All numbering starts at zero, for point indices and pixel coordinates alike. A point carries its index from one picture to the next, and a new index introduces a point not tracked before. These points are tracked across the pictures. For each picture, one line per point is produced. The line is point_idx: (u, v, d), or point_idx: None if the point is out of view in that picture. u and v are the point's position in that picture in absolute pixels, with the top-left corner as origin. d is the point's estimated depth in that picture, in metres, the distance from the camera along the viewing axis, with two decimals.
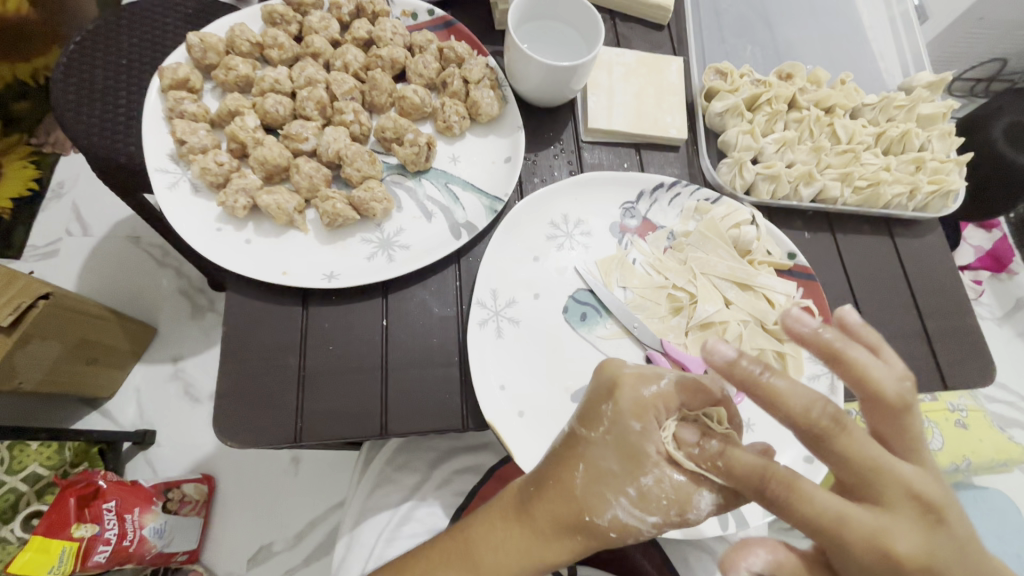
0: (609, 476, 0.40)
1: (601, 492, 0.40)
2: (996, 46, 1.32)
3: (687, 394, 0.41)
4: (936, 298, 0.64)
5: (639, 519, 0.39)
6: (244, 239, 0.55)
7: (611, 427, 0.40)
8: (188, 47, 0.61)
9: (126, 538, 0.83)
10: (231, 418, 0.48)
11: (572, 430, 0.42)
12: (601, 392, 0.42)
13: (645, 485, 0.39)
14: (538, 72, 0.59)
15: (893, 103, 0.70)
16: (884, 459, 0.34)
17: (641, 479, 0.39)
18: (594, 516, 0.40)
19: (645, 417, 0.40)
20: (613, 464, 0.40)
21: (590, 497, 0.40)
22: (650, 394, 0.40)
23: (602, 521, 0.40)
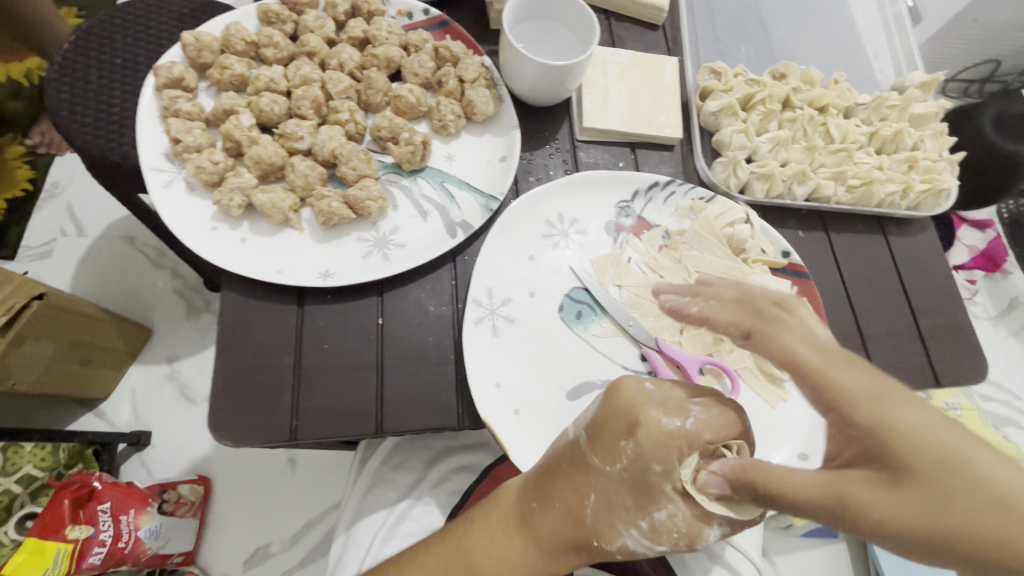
0: (621, 509, 0.39)
1: (612, 522, 0.40)
2: (991, 47, 1.34)
3: (711, 430, 0.38)
4: (929, 297, 0.64)
5: (647, 546, 0.40)
6: (239, 237, 0.55)
7: (629, 464, 0.39)
8: (183, 46, 0.61)
9: (121, 540, 0.84)
10: (225, 416, 0.48)
11: (585, 458, 0.41)
12: (620, 426, 0.39)
13: (658, 520, 0.39)
14: (533, 71, 0.59)
15: (885, 103, 0.70)
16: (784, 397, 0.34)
17: (653, 514, 0.39)
18: (601, 541, 0.40)
19: (667, 458, 0.37)
20: (625, 498, 0.39)
21: (600, 526, 0.40)
22: (676, 433, 0.38)
23: (609, 546, 0.41)
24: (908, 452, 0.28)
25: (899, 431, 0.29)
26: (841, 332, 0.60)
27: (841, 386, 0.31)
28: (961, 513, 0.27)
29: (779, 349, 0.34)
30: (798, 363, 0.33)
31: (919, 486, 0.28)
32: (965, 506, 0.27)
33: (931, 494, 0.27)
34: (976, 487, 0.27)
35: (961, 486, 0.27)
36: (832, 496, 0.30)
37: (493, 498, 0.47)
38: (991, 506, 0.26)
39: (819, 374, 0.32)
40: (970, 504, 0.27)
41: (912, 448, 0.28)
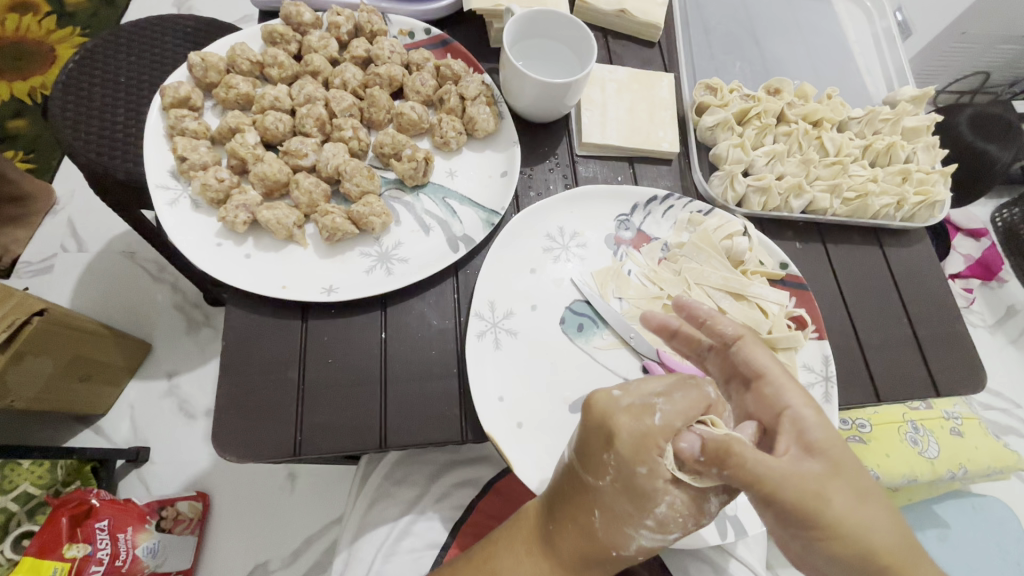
0: (624, 517, 0.40)
1: (622, 530, 0.41)
2: (980, 60, 1.37)
3: (683, 417, 0.39)
4: (926, 306, 0.65)
5: (662, 539, 0.41)
6: (244, 253, 0.56)
7: (617, 474, 0.39)
8: (189, 66, 0.62)
9: (119, 559, 0.82)
10: (231, 433, 0.48)
11: (580, 477, 0.42)
12: (598, 439, 0.40)
13: (661, 514, 0.40)
14: (533, 89, 0.60)
15: (878, 116, 0.72)
16: (772, 379, 0.46)
17: (655, 510, 0.39)
18: (619, 549, 0.42)
19: (648, 459, 0.38)
20: (626, 505, 0.40)
21: (613, 537, 0.42)
22: (648, 431, 0.38)
23: (627, 550, 0.43)
24: (836, 458, 0.40)
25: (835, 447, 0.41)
26: (840, 341, 0.61)
27: (792, 400, 0.44)
28: (859, 507, 0.39)
29: (753, 361, 0.47)
30: (765, 372, 0.46)
31: (845, 486, 0.39)
32: (863, 505, 0.40)
33: (848, 493, 0.39)
34: (869, 488, 0.41)
35: (863, 487, 0.40)
36: (796, 481, 0.38)
37: (516, 518, 0.48)
38: (871, 504, 0.40)
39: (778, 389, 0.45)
40: (867, 503, 0.40)
41: (841, 456, 0.41)
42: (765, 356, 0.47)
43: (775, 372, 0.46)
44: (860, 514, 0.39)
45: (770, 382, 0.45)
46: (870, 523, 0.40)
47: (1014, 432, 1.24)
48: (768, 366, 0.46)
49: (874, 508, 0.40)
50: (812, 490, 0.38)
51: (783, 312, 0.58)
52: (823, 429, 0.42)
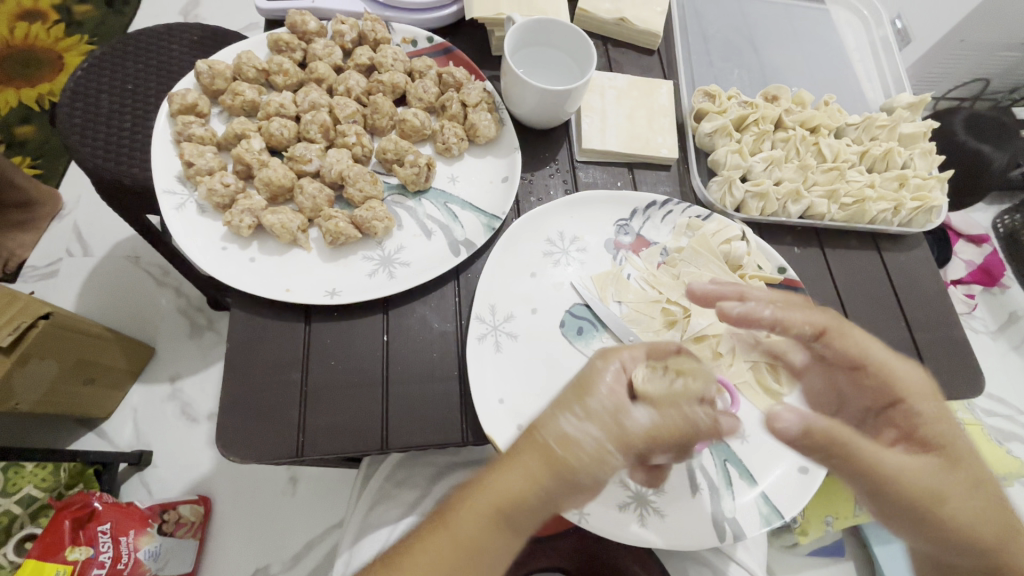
0: (560, 398, 0.45)
1: (552, 411, 0.44)
2: (978, 67, 1.38)
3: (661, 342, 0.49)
4: (924, 311, 0.66)
5: (581, 430, 0.43)
6: (248, 257, 0.56)
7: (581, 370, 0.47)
8: (197, 73, 0.63)
9: (121, 561, 0.83)
10: (233, 433, 0.49)
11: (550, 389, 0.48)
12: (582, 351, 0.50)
13: (591, 403, 0.44)
14: (533, 96, 0.61)
15: (875, 123, 0.73)
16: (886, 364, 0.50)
17: (585, 399, 0.44)
18: (543, 432, 0.43)
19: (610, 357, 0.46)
20: (568, 392, 0.45)
21: (543, 417, 0.44)
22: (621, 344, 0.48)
23: (552, 439, 0.43)
24: (941, 445, 0.47)
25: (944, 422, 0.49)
26: None
27: (898, 390, 0.49)
28: (982, 493, 0.45)
29: (859, 349, 0.51)
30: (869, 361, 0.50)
31: (973, 482, 0.45)
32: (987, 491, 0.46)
33: (977, 488, 0.45)
34: (970, 480, 0.46)
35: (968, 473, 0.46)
36: (923, 488, 0.44)
37: None
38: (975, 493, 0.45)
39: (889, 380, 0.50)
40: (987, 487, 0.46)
41: (946, 445, 0.47)
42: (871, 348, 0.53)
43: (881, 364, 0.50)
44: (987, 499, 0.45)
45: (874, 373, 0.50)
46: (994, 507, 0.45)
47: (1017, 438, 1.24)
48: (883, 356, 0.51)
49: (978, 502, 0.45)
50: (931, 481, 0.45)
51: None
52: (937, 423, 0.48)
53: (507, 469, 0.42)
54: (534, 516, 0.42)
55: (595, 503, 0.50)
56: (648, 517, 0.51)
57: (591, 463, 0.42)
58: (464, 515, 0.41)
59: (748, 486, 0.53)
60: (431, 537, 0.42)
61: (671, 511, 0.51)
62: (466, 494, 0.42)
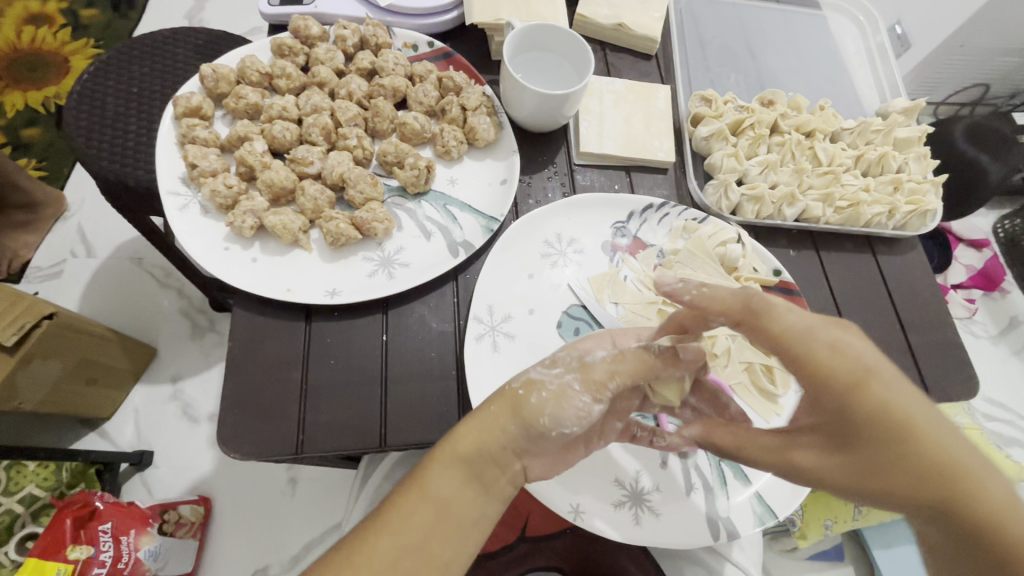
0: None
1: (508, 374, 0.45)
2: (977, 73, 1.39)
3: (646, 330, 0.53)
4: (918, 313, 0.66)
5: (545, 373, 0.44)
6: (251, 256, 0.57)
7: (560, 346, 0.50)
8: (201, 77, 0.64)
9: (122, 561, 0.83)
10: (235, 430, 0.50)
11: None
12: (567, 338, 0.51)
13: (558, 356, 0.45)
14: (532, 100, 0.62)
15: (870, 127, 0.74)
16: (806, 340, 0.38)
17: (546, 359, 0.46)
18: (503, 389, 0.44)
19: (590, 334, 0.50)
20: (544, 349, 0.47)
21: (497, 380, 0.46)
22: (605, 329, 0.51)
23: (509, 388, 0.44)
24: (866, 435, 0.36)
25: (892, 385, 0.36)
26: None
27: (821, 362, 0.37)
28: (925, 475, 0.35)
29: (779, 322, 0.39)
30: (784, 336, 0.38)
31: (877, 469, 0.36)
32: (922, 471, 0.35)
33: (890, 473, 0.36)
34: (900, 466, 0.35)
35: (900, 459, 0.35)
36: (783, 464, 0.40)
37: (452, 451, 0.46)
38: (909, 475, 0.35)
39: (805, 362, 0.37)
40: (925, 465, 0.35)
41: (868, 430, 0.36)
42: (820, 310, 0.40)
43: (803, 339, 0.38)
44: (923, 479, 0.35)
45: (794, 348, 0.38)
46: (930, 486, 0.35)
47: (1017, 443, 1.24)
48: (797, 324, 0.38)
49: (906, 484, 0.36)
50: (820, 465, 0.38)
51: None
52: (880, 409, 0.36)
53: (478, 422, 0.42)
54: (507, 468, 0.42)
55: (590, 501, 0.51)
56: (644, 515, 0.51)
57: (553, 403, 0.43)
58: (437, 470, 0.41)
59: (741, 486, 0.53)
60: (406, 505, 0.40)
61: (666, 509, 0.52)
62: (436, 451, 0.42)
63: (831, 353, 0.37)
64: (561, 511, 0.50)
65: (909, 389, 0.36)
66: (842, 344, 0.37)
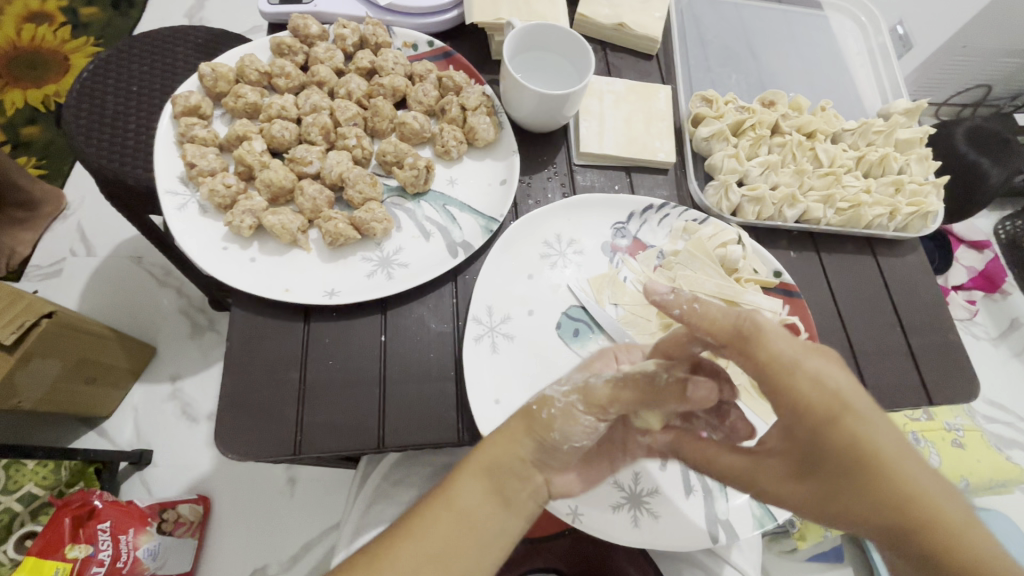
0: None
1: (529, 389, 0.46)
2: (980, 74, 1.38)
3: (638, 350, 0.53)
4: (919, 315, 0.66)
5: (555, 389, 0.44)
6: (249, 256, 0.57)
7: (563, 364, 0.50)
8: (200, 76, 0.64)
9: (120, 560, 0.83)
10: (232, 430, 0.50)
11: None
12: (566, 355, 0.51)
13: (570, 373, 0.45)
14: (532, 100, 0.62)
15: (871, 129, 0.73)
16: (789, 365, 0.39)
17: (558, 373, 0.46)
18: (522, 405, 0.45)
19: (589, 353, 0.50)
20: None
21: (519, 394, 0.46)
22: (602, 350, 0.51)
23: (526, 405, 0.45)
24: (830, 462, 0.38)
25: (865, 417, 0.37)
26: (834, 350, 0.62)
27: (799, 391, 0.38)
28: (884, 504, 0.37)
29: (770, 347, 0.39)
30: (774, 360, 0.39)
31: (841, 496, 0.38)
32: (887, 502, 0.36)
33: (852, 500, 0.37)
34: (859, 494, 0.37)
35: (862, 488, 0.37)
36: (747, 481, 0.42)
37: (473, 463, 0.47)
38: (868, 504, 0.37)
39: (783, 389, 0.39)
40: (885, 494, 0.36)
41: (833, 459, 0.38)
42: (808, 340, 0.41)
43: (789, 364, 0.39)
44: (887, 510, 0.37)
45: (781, 372, 0.39)
46: (893, 519, 0.36)
47: (1017, 445, 1.24)
48: (784, 351, 0.39)
49: (864, 511, 0.37)
50: (781, 486, 0.40)
51: (776, 318, 0.59)
52: (846, 439, 0.37)
53: (498, 438, 0.43)
54: (528, 482, 0.43)
55: (589, 503, 0.51)
56: (643, 518, 0.51)
57: (563, 421, 0.42)
58: (460, 485, 0.42)
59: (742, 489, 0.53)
60: (431, 518, 0.42)
61: (664, 511, 0.52)
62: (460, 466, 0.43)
63: (808, 383, 0.38)
64: (560, 513, 0.49)
65: (879, 421, 0.38)
66: (821, 376, 0.38)
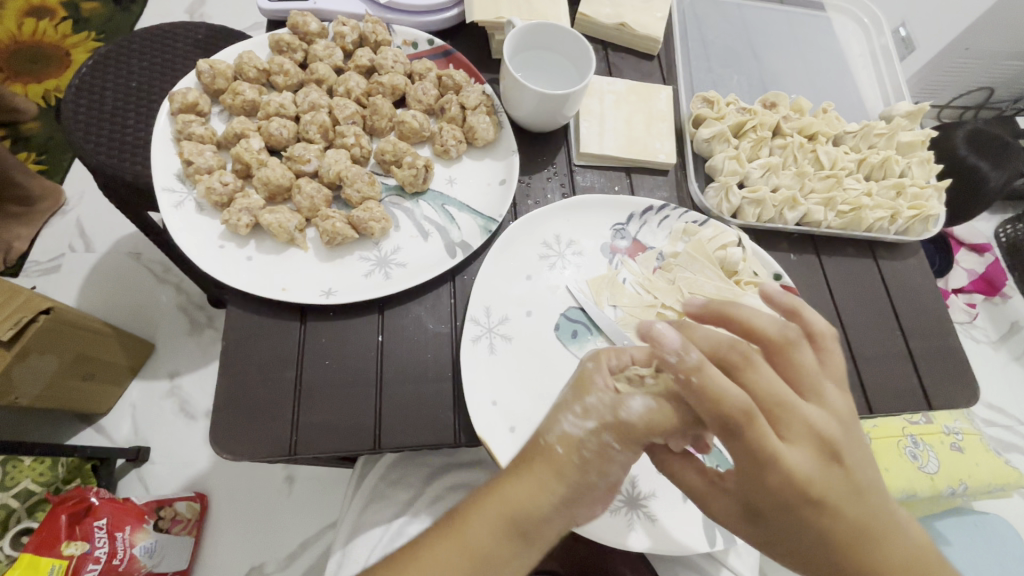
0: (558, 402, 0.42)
1: (552, 415, 0.41)
2: (982, 76, 1.38)
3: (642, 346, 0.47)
4: (920, 319, 0.66)
5: (582, 427, 0.39)
6: (246, 255, 0.57)
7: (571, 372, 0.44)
8: (198, 73, 0.64)
9: (116, 557, 0.82)
10: (227, 430, 0.49)
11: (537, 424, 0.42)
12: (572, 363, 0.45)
13: (589, 402, 0.40)
14: (532, 99, 0.61)
15: (873, 131, 0.73)
16: (772, 455, 0.36)
17: (584, 398, 0.41)
18: (546, 436, 0.40)
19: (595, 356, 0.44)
20: (566, 393, 0.42)
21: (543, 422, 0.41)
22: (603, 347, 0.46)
23: (550, 438, 0.39)
24: (774, 524, 0.39)
25: (824, 498, 0.38)
26: None
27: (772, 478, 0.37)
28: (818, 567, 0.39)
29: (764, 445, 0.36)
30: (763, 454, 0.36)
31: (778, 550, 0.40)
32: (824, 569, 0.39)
33: (789, 556, 0.40)
34: (796, 553, 0.39)
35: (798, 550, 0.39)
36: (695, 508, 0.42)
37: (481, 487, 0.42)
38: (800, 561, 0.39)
39: (755, 468, 0.37)
40: (836, 558, 0.38)
41: (780, 525, 0.39)
42: (800, 412, 0.38)
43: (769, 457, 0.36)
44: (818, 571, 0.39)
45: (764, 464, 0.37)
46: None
47: (1017, 449, 1.24)
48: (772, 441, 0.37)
49: (794, 562, 0.40)
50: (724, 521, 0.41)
51: None
52: (799, 517, 0.38)
53: (524, 480, 0.39)
54: (549, 526, 0.39)
55: None
56: (639, 522, 0.51)
57: (596, 463, 0.39)
58: (476, 526, 0.38)
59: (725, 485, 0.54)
60: (436, 557, 0.38)
61: (661, 514, 0.52)
62: (475, 505, 0.39)
63: (785, 469, 0.37)
64: None
65: (839, 499, 0.38)
66: (795, 467, 0.37)
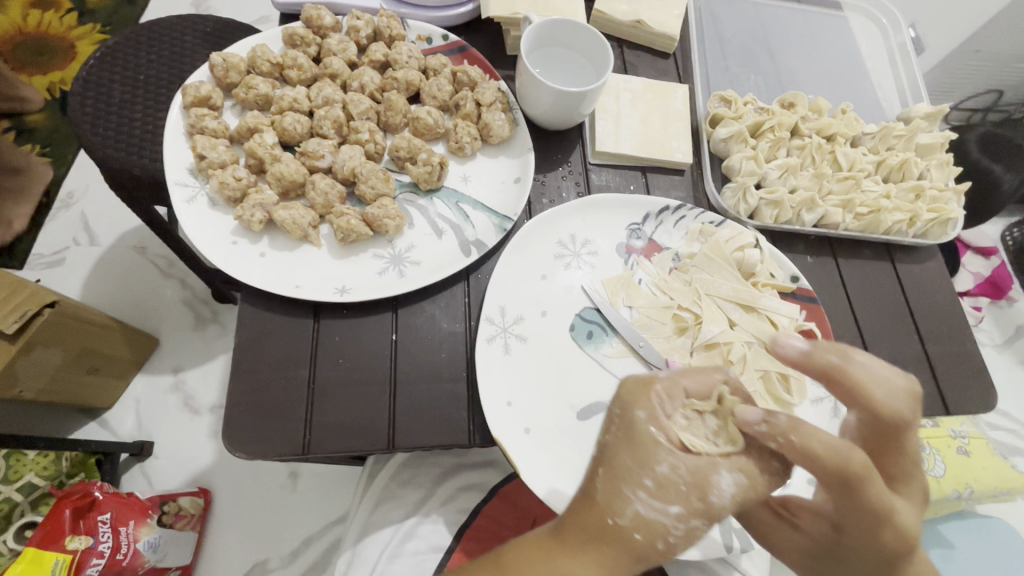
0: (624, 472, 0.39)
1: (619, 491, 0.38)
2: (993, 78, 1.37)
3: (690, 377, 0.44)
4: (936, 323, 0.65)
5: (660, 511, 0.38)
6: (259, 251, 0.56)
7: (621, 424, 0.41)
8: (211, 66, 0.63)
9: (121, 552, 0.81)
10: (242, 429, 0.49)
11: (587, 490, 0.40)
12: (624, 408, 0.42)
13: (661, 475, 0.38)
14: (549, 97, 0.60)
15: (892, 132, 0.72)
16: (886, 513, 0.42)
17: (656, 468, 0.38)
18: (615, 517, 0.38)
19: (646, 404, 0.41)
20: (623, 457, 0.39)
21: (611, 499, 0.38)
22: (650, 380, 0.43)
23: (624, 521, 0.38)
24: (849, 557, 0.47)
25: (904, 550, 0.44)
26: None
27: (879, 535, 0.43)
28: None
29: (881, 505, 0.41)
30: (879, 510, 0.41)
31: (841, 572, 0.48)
32: None
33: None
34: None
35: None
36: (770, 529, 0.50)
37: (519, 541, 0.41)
38: None
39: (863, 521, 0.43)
40: None
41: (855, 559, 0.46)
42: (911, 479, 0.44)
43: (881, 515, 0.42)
44: None
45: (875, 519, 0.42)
46: None
47: None
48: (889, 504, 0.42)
49: None
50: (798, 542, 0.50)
51: (793, 325, 0.58)
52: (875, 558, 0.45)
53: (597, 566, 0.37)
54: None
55: None
56: None
57: (682, 543, 0.38)
58: None
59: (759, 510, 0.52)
60: None
61: None
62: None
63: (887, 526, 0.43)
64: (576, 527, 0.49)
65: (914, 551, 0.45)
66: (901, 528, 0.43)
